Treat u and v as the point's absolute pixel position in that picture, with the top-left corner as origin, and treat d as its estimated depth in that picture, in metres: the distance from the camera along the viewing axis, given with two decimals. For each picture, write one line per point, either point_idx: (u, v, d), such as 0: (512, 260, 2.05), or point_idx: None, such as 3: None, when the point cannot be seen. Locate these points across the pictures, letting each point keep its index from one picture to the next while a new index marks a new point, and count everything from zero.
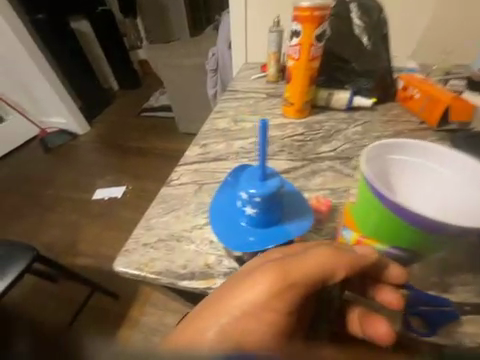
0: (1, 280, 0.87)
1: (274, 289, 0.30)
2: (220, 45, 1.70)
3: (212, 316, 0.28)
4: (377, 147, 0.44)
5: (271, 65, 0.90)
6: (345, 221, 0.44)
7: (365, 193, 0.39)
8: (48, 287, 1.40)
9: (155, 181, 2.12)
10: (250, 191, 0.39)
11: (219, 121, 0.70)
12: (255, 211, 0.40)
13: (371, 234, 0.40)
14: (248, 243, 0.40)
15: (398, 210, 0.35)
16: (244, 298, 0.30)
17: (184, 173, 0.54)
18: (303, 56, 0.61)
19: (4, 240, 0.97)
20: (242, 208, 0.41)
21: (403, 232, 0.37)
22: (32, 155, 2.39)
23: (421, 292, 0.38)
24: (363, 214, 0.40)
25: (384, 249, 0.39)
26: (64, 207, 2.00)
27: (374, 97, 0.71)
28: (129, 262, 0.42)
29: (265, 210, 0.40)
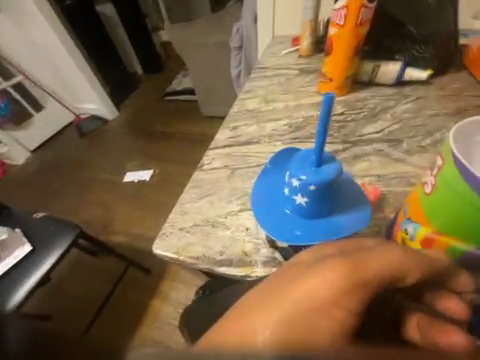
0: (55, 249, 1.00)
1: (337, 286, 0.28)
2: (245, 19, 1.59)
3: (273, 310, 0.28)
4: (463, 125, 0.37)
5: (305, 36, 0.81)
6: (408, 214, 0.40)
7: (446, 183, 0.33)
8: (90, 259, 1.57)
9: (180, 165, 2.17)
10: (303, 178, 0.38)
11: (249, 102, 0.65)
12: (306, 201, 0.39)
13: (446, 230, 0.35)
14: (295, 235, 0.39)
15: None
16: (305, 295, 0.28)
17: (215, 157, 0.52)
18: (349, 21, 0.53)
19: (52, 217, 1.08)
20: (290, 197, 0.40)
21: None
22: (69, 140, 2.58)
23: None
24: (442, 205, 0.35)
25: (462, 248, 0.35)
26: (99, 188, 2.16)
27: (430, 68, 0.60)
28: (166, 245, 0.43)
29: (316, 200, 0.39)
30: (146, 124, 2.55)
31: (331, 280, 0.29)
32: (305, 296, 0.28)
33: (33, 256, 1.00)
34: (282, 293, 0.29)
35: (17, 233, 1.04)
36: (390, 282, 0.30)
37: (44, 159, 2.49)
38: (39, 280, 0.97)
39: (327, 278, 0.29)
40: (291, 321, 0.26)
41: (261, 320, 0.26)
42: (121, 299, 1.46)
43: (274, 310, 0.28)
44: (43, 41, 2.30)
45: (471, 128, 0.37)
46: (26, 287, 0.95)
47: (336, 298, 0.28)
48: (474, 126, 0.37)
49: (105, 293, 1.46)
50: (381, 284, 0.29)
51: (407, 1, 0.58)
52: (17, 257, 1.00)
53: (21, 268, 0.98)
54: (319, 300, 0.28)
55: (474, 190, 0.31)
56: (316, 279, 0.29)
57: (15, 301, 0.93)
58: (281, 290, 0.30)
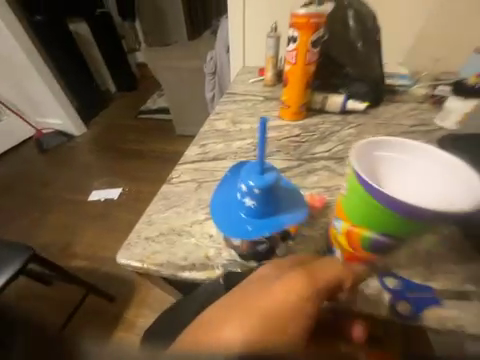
0: None
1: (301, 296, 0.32)
2: (218, 50, 1.75)
3: (244, 319, 0.29)
4: (359, 146, 0.41)
5: (268, 69, 0.93)
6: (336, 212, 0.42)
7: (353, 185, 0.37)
8: (41, 289, 1.38)
9: (152, 183, 2.13)
10: (249, 183, 0.40)
11: (218, 122, 0.72)
12: (254, 203, 0.40)
13: (359, 224, 0.38)
14: (245, 231, 0.41)
15: (383, 198, 0.34)
16: (272, 304, 0.31)
17: (184, 171, 0.56)
18: (299, 61, 0.62)
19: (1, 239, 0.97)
20: (241, 200, 0.42)
21: (388, 220, 0.35)
22: (27, 156, 2.38)
23: (409, 281, 0.42)
24: (353, 203, 0.38)
25: (373, 238, 0.37)
26: (59, 208, 1.98)
27: (367, 101, 0.74)
28: (130, 254, 0.43)
29: (263, 201, 0.41)
30: (117, 142, 2.49)
31: (296, 291, 0.32)
32: (272, 305, 0.31)
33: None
34: (249, 304, 0.31)
35: None
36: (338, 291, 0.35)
37: None
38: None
39: (286, 287, 0.32)
40: (256, 330, 0.27)
41: (230, 329, 0.27)
42: None
43: (246, 319, 0.29)
44: (4, 54, 2.17)
45: (363, 147, 0.41)
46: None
47: (297, 308, 0.31)
48: (370, 145, 0.41)
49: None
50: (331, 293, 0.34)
51: (346, 48, 0.72)
52: None
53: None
54: (282, 309, 0.30)
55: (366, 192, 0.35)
56: (282, 289, 0.32)
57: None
58: (247, 299, 0.31)
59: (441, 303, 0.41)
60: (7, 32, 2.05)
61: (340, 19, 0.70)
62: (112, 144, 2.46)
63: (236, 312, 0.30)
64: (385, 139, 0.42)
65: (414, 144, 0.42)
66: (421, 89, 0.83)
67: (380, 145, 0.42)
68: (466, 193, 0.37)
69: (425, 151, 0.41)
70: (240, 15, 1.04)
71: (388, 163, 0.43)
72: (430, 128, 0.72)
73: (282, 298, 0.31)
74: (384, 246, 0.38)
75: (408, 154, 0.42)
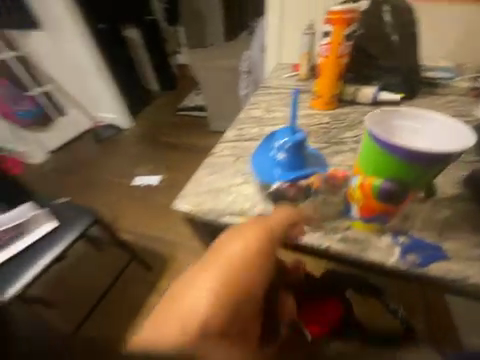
0: (71, 231, 1.06)
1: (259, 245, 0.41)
2: (254, 49, 1.85)
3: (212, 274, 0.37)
4: (371, 118, 0.48)
5: (303, 64, 0.99)
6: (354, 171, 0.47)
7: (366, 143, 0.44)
8: (92, 255, 1.63)
9: (185, 173, 2.33)
10: (282, 140, 0.49)
11: (253, 111, 0.81)
12: (284, 156, 0.49)
13: (370, 174, 0.44)
14: (275, 177, 0.50)
15: (389, 146, 0.41)
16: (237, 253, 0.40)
17: (224, 148, 0.65)
18: (331, 54, 0.68)
19: (72, 202, 1.16)
20: (275, 155, 0.51)
21: (392, 167, 0.42)
22: (85, 144, 2.78)
23: (419, 239, 0.49)
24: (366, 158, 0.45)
25: (380, 185, 0.43)
26: (107, 189, 2.29)
27: (401, 93, 0.75)
28: (184, 202, 0.54)
29: (292, 155, 0.49)
30: (157, 135, 2.76)
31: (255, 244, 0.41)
32: (238, 258, 0.39)
33: (45, 240, 1.04)
34: (209, 276, 0.37)
35: (41, 215, 1.09)
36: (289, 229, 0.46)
37: (58, 160, 2.64)
38: (50, 261, 1.01)
39: (251, 236, 0.41)
40: (222, 299, 0.36)
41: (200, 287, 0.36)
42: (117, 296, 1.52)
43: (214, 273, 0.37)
44: (78, 59, 2.61)
45: (374, 117, 0.49)
46: (35, 269, 0.98)
47: (250, 260, 0.40)
48: (379, 116, 0.49)
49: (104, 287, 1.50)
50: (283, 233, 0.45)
51: (381, 41, 0.74)
52: (33, 237, 1.04)
53: (33, 249, 1.02)
54: (237, 267, 0.39)
55: (377, 145, 0.43)
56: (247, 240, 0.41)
57: (19, 285, 0.94)
58: (206, 270, 0.37)
59: (447, 258, 0.47)
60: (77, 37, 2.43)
61: (376, 14, 0.73)
62: (153, 136, 2.74)
63: (199, 286, 0.36)
64: (390, 111, 0.50)
65: (412, 111, 0.51)
66: (462, 82, 0.81)
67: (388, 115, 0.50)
68: (466, 142, 0.46)
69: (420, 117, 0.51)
70: (278, 14, 1.11)
71: (399, 131, 0.51)
72: (467, 121, 0.72)
73: (237, 256, 0.39)
74: (389, 192, 0.42)
75: (409, 121, 0.51)
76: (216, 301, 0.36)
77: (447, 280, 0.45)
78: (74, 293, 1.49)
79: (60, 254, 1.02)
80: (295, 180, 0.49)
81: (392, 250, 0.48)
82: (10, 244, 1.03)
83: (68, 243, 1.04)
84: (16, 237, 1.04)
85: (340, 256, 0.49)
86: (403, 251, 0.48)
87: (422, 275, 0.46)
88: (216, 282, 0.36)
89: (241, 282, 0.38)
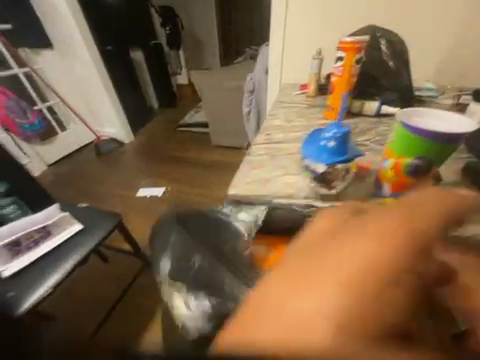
0: (93, 236, 1.04)
1: (397, 233, 0.28)
2: (258, 72, 2.06)
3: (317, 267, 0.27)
4: (399, 115, 0.46)
5: (311, 83, 1.14)
6: (385, 155, 0.48)
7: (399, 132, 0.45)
8: (97, 265, 1.58)
9: (189, 185, 2.38)
10: (332, 130, 0.49)
11: (275, 121, 0.93)
12: (335, 144, 0.49)
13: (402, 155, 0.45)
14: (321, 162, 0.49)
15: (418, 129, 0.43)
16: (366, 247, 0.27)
17: (257, 149, 0.75)
18: (345, 73, 0.81)
19: (88, 205, 1.18)
20: (324, 144, 0.50)
21: (417, 147, 0.44)
22: (87, 158, 2.80)
23: None
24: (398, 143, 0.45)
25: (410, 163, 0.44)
26: (110, 201, 2.28)
27: (399, 107, 0.90)
28: (235, 189, 0.60)
29: (342, 144, 0.49)
30: (160, 149, 2.85)
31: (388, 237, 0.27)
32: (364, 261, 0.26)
33: (71, 243, 1.01)
34: (321, 277, 0.26)
35: (67, 217, 1.08)
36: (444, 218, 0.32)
37: (60, 174, 2.61)
38: (75, 264, 0.96)
39: (373, 231, 0.29)
40: (342, 324, 0.23)
41: (307, 294, 0.25)
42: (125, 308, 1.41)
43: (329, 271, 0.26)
44: (83, 76, 2.65)
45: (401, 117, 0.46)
46: (55, 277, 0.90)
47: (385, 257, 0.26)
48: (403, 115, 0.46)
49: (113, 300, 1.40)
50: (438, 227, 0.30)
51: (381, 65, 0.90)
52: (59, 240, 1.01)
53: (58, 253, 0.97)
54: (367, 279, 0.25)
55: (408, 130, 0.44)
56: (372, 232, 0.28)
57: (43, 291, 0.87)
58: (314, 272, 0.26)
59: None
60: (86, 55, 2.50)
61: (375, 45, 0.91)
62: (156, 151, 2.82)
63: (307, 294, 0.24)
64: (409, 110, 0.47)
65: (422, 110, 0.48)
66: (446, 99, 0.98)
67: (409, 113, 0.47)
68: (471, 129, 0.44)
69: (431, 115, 0.48)
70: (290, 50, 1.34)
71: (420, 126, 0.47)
72: None
73: (363, 264, 0.26)
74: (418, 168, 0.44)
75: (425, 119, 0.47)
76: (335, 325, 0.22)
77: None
78: (77, 307, 1.39)
79: (85, 256, 0.98)
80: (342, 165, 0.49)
81: None
82: (32, 248, 0.97)
83: (89, 250, 1.00)
84: (40, 240, 1.00)
85: None
86: None
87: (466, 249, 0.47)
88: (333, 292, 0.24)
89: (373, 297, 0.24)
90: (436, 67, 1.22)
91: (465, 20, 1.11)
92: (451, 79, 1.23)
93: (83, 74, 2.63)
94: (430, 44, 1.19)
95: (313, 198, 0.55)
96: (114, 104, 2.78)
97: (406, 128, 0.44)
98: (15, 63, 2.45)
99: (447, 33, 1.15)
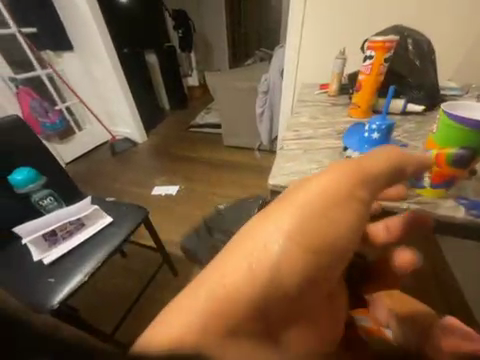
0: (121, 229, 1.08)
1: (344, 181, 0.36)
2: (273, 73, 2.09)
3: (284, 213, 0.34)
4: (443, 108, 0.47)
5: (333, 82, 1.16)
6: (427, 147, 0.50)
7: (444, 123, 0.46)
8: (117, 260, 1.62)
9: (203, 183, 2.33)
10: (377, 122, 0.54)
11: (301, 119, 0.96)
12: (379, 136, 0.53)
13: (445, 146, 0.46)
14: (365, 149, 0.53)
15: (465, 120, 0.44)
16: (318, 192, 0.35)
17: (288, 144, 0.78)
18: (373, 72, 0.84)
19: (113, 200, 1.23)
20: (368, 134, 0.54)
21: (464, 137, 0.45)
22: (103, 156, 2.87)
23: (473, 200, 0.51)
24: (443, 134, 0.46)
25: (454, 153, 0.46)
26: (125, 197, 2.27)
27: (425, 105, 0.91)
28: (274, 180, 0.62)
29: (385, 136, 0.54)
30: (173, 149, 2.89)
31: (335, 183, 0.35)
32: (318, 202, 0.35)
33: (102, 234, 1.07)
34: (286, 218, 0.33)
35: (96, 211, 1.15)
36: (391, 169, 0.38)
37: (77, 171, 2.67)
38: (109, 254, 1.01)
39: (328, 179, 0.36)
40: (298, 251, 0.33)
41: (277, 231, 0.33)
42: (145, 302, 1.43)
43: (293, 214, 0.34)
44: (101, 77, 2.71)
45: (445, 109, 0.48)
46: (87, 269, 0.94)
47: (330, 201, 0.35)
48: (447, 108, 0.48)
49: (134, 294, 1.44)
50: (382, 173, 0.37)
51: (407, 64, 0.92)
52: (90, 232, 1.07)
53: (91, 243, 1.03)
54: (306, 228, 0.34)
55: (454, 121, 0.44)
56: (324, 181, 0.36)
57: (80, 279, 0.91)
58: (282, 215, 0.34)
59: None
60: (105, 56, 2.53)
61: (402, 45, 0.93)
62: (169, 150, 2.87)
63: (274, 229, 0.33)
64: (452, 103, 0.48)
65: (467, 103, 0.49)
66: (471, 98, 0.98)
67: (452, 107, 0.48)
68: None
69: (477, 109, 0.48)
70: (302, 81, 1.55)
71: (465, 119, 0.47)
72: None
73: (317, 206, 0.34)
74: (461, 158, 0.45)
75: (471, 112, 0.48)
76: (289, 258, 0.32)
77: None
78: (100, 300, 1.44)
79: (117, 247, 1.03)
80: None
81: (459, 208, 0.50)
82: (67, 238, 1.04)
83: (116, 246, 1.03)
84: (74, 230, 1.07)
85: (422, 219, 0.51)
86: (465, 208, 0.50)
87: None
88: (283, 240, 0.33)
89: (320, 228, 0.34)
90: (458, 66, 1.23)
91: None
92: (472, 79, 1.24)
93: (101, 76, 2.69)
94: (455, 43, 1.19)
95: None
96: (128, 104, 2.82)
97: (450, 118, 0.45)
98: (38, 65, 2.53)
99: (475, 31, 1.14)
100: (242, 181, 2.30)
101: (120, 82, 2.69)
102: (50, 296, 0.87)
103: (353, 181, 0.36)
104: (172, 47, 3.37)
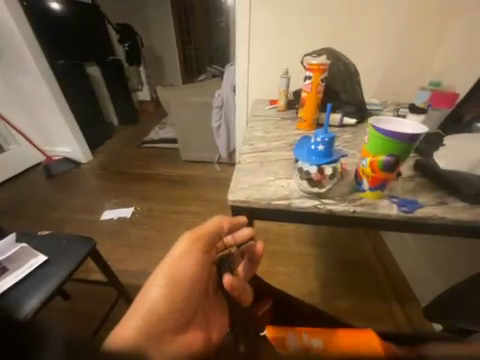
0: (60, 267, 0.90)
1: (199, 243, 0.50)
2: (225, 88, 2.16)
3: (165, 273, 0.46)
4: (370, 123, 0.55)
5: (281, 98, 1.25)
6: (362, 155, 0.57)
7: (374, 135, 0.53)
8: (59, 304, 1.35)
9: (161, 201, 2.17)
10: (321, 134, 0.56)
11: (255, 133, 1.00)
12: (325, 148, 0.55)
13: (376, 154, 0.53)
14: (313, 160, 0.56)
15: (387, 132, 0.51)
16: (186, 253, 0.48)
17: (246, 157, 0.79)
18: (313, 90, 0.94)
19: (50, 233, 1.03)
20: (314, 146, 0.56)
21: (389, 146, 0.52)
22: (34, 181, 2.42)
23: (401, 199, 0.59)
24: (374, 144, 0.53)
25: (383, 160, 0.53)
26: (66, 227, 1.94)
27: (356, 118, 1.06)
28: (236, 195, 0.61)
29: (328, 147, 0.56)
30: (124, 167, 2.65)
31: (195, 244, 0.49)
32: (187, 259, 0.48)
33: (31, 278, 0.87)
34: (166, 277, 0.46)
35: (26, 249, 0.95)
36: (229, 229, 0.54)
37: None
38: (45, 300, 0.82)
39: (190, 245, 0.49)
40: (180, 295, 0.46)
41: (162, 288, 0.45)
42: None
43: (173, 271, 0.46)
44: (28, 89, 2.33)
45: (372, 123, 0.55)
46: None
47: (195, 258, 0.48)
48: (373, 122, 0.55)
49: None
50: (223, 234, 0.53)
51: (340, 83, 1.07)
52: (16, 277, 0.86)
53: (17, 292, 0.83)
54: (176, 273, 0.47)
55: (380, 133, 0.52)
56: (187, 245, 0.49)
57: None
58: (164, 275, 0.46)
59: (421, 204, 0.59)
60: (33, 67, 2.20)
61: (334, 67, 1.08)
62: (120, 169, 2.61)
63: (160, 286, 0.45)
64: (377, 118, 0.56)
65: (388, 118, 0.57)
66: (388, 112, 1.19)
67: (377, 121, 0.56)
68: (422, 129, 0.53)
69: (396, 121, 0.56)
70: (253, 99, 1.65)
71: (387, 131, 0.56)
72: None
73: (186, 261, 0.48)
74: (388, 164, 0.53)
75: (391, 124, 0.56)
76: (174, 302, 0.45)
77: (452, 232, 0.57)
78: None
79: (55, 290, 0.84)
80: (329, 166, 0.55)
81: (393, 209, 0.57)
82: None
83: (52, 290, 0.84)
84: None
85: (366, 217, 0.57)
86: (398, 208, 0.58)
87: (430, 227, 0.58)
88: (162, 285, 0.45)
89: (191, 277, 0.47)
90: (377, 86, 1.49)
91: (398, 48, 1.38)
92: (388, 96, 1.50)
93: (28, 89, 2.32)
94: (371, 67, 1.45)
95: (309, 196, 0.60)
96: (66, 120, 2.48)
97: (378, 132, 0.52)
98: None
99: (385, 59, 1.41)
100: (203, 196, 2.24)
101: (54, 95, 2.35)
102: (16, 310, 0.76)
103: (202, 236, 0.50)
104: (118, 60, 3.18)
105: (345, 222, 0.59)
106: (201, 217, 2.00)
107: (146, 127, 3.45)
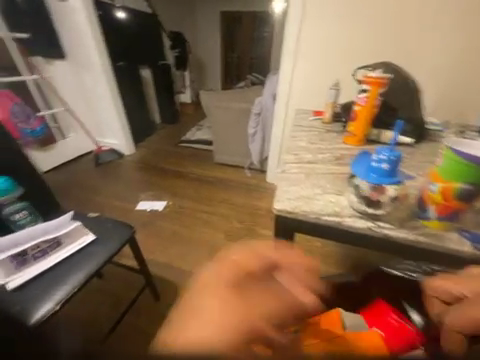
0: (104, 247, 0.99)
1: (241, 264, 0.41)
2: (265, 95, 2.18)
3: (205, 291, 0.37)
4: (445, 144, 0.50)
5: (328, 110, 1.21)
6: (431, 179, 0.51)
7: (452, 158, 0.47)
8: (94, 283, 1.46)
9: (191, 199, 2.25)
10: (384, 152, 0.50)
11: (299, 143, 0.98)
12: (388, 166, 0.49)
13: (450, 179, 0.47)
14: (373, 178, 0.50)
15: (469, 156, 0.45)
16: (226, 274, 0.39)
17: (290, 167, 0.77)
18: (369, 104, 0.89)
19: (98, 216, 1.13)
20: (376, 163, 0.50)
21: (470, 173, 0.46)
22: (85, 167, 2.70)
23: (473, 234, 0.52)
24: (451, 168, 0.47)
25: (460, 188, 0.47)
26: (106, 212, 2.11)
27: (412, 137, 0.97)
28: (283, 205, 0.59)
29: (392, 166, 0.50)
30: (161, 163, 2.81)
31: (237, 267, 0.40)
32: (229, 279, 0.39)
33: (80, 255, 0.96)
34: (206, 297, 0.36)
35: (78, 227, 1.05)
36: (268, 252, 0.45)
37: (55, 181, 2.47)
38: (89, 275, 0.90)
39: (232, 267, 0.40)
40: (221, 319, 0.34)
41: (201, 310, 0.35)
42: (127, 332, 1.28)
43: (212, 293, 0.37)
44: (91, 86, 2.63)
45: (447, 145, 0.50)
46: (58, 296, 0.83)
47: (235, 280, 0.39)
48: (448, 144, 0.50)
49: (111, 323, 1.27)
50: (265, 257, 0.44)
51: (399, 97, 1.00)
52: (68, 252, 0.95)
53: (67, 264, 0.92)
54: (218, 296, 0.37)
55: (460, 157, 0.46)
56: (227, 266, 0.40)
57: (51, 307, 0.80)
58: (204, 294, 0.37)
59: None
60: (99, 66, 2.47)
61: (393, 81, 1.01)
62: (157, 164, 2.78)
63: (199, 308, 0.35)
64: (453, 140, 0.51)
65: (468, 141, 0.51)
66: (452, 132, 1.07)
67: (454, 143, 0.50)
68: None
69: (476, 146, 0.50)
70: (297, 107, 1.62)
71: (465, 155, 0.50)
72: None
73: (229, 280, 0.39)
74: (466, 192, 0.46)
75: (471, 148, 0.50)
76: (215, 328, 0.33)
77: None
78: None
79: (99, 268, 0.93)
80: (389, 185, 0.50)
81: (465, 245, 0.50)
82: (38, 258, 0.92)
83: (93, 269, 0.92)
84: (48, 250, 0.95)
85: (426, 248, 0.51)
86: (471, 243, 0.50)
87: None
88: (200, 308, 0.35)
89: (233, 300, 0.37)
90: (437, 103, 1.36)
91: (468, 63, 1.24)
92: (450, 113, 1.36)
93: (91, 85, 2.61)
94: (433, 82, 1.32)
95: (362, 215, 0.56)
96: (118, 115, 2.74)
97: (457, 155, 0.46)
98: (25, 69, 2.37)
99: (452, 74, 1.28)
100: (231, 199, 2.27)
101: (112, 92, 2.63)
102: (55, 291, 0.84)
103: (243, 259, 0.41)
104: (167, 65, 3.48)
105: (402, 249, 0.53)
106: (227, 221, 2.02)
107: (184, 127, 3.66)
